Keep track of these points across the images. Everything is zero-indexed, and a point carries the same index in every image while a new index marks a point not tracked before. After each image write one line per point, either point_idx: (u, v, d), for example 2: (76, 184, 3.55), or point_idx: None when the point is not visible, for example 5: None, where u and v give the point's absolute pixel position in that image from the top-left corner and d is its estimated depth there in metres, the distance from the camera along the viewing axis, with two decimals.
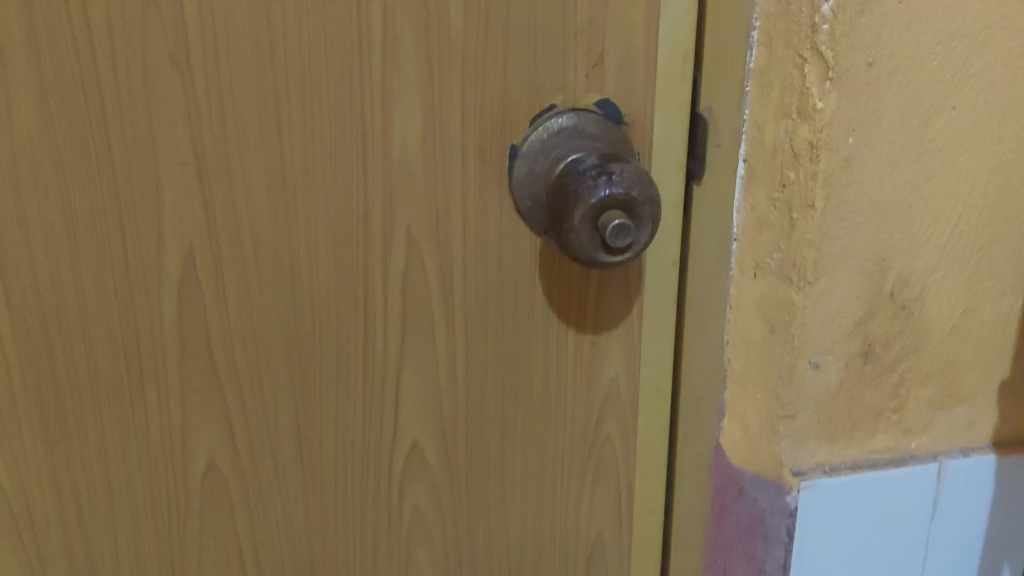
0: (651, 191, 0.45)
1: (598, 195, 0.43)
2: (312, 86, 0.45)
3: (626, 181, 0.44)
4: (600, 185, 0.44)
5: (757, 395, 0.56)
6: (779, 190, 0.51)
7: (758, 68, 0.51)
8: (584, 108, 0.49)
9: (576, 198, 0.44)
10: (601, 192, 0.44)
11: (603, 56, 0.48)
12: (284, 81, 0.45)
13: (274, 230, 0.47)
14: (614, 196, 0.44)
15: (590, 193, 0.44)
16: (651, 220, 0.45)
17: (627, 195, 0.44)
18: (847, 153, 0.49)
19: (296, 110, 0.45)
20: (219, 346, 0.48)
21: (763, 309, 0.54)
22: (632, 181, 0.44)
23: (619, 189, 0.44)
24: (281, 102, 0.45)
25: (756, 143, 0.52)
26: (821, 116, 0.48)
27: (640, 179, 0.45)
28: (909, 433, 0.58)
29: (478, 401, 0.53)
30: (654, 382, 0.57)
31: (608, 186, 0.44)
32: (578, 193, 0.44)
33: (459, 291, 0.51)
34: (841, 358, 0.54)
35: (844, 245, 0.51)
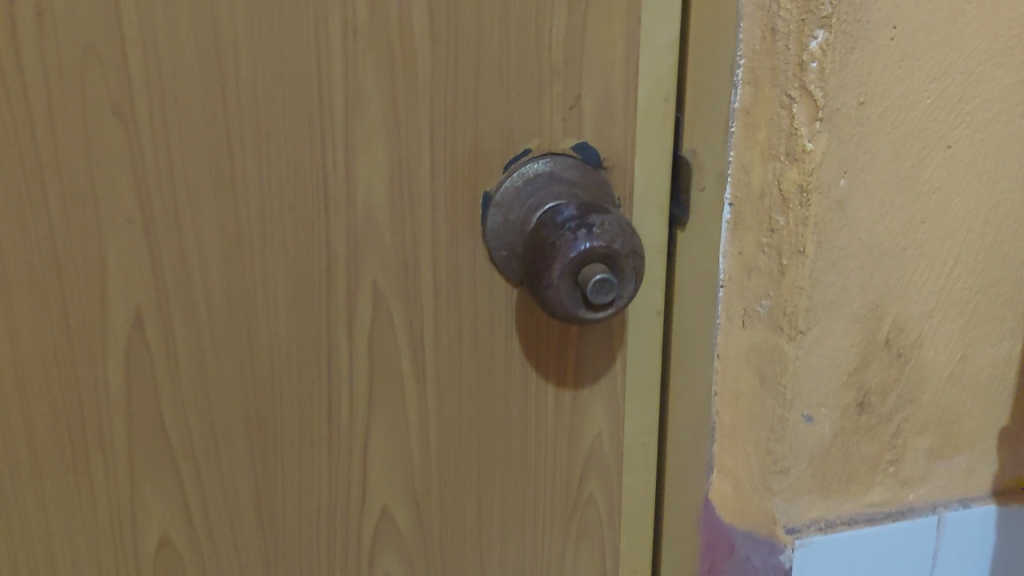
0: (633, 242, 0.42)
1: (578, 249, 0.40)
2: (268, 133, 0.42)
3: (607, 234, 0.41)
4: (580, 238, 0.41)
5: (749, 448, 0.53)
6: (768, 234, 0.49)
7: (743, 108, 0.49)
8: (561, 152, 0.46)
9: (554, 251, 0.41)
10: (581, 246, 0.41)
11: (579, 97, 0.46)
12: (237, 129, 0.41)
13: (230, 288, 0.44)
14: (594, 249, 0.41)
15: (568, 246, 0.41)
16: (635, 273, 0.42)
17: (609, 248, 0.41)
18: (839, 197, 0.46)
19: (251, 160, 0.42)
20: (170, 413, 0.45)
21: (753, 358, 0.51)
22: (613, 233, 0.41)
23: (600, 243, 0.41)
24: (235, 151, 0.42)
25: (741, 185, 0.50)
26: (811, 158, 0.45)
27: (622, 230, 0.42)
28: (906, 484, 0.55)
29: (453, 463, 0.50)
30: (641, 439, 0.54)
31: (588, 238, 0.41)
32: (556, 246, 0.41)
33: (430, 348, 0.48)
34: (835, 409, 0.51)
35: (836, 292, 0.48)
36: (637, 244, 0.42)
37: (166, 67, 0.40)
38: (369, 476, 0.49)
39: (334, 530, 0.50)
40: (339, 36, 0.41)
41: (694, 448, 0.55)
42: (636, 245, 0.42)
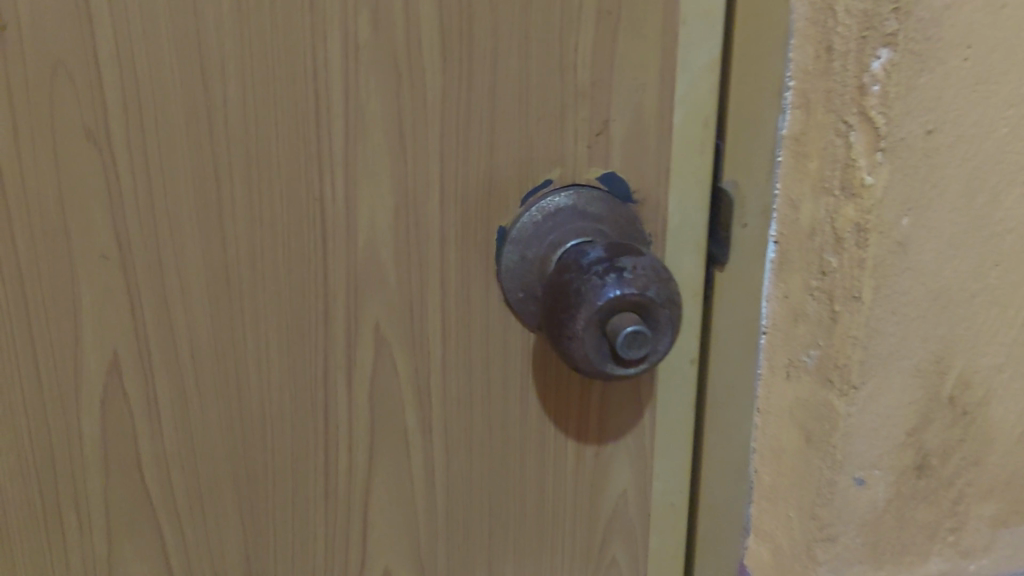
0: (670, 289, 0.37)
1: (606, 296, 0.35)
2: (260, 161, 0.37)
3: (639, 280, 0.36)
4: (609, 284, 0.35)
5: (791, 512, 0.48)
6: (817, 277, 0.43)
7: (792, 135, 0.43)
8: (586, 183, 0.42)
9: (579, 298, 0.36)
10: (610, 293, 0.35)
11: (607, 123, 0.41)
12: (225, 158, 0.37)
13: (217, 334, 0.39)
14: (625, 297, 0.35)
15: (595, 293, 0.35)
16: (671, 324, 0.37)
17: (642, 296, 0.35)
18: (901, 237, 0.41)
19: (240, 192, 0.38)
20: (150, 468, 0.41)
21: (797, 413, 0.46)
22: (647, 279, 0.36)
23: (632, 289, 0.35)
24: (222, 181, 0.37)
25: (788, 221, 0.44)
26: (870, 193, 0.40)
27: (656, 276, 0.36)
28: (967, 554, 0.50)
29: (463, 524, 0.46)
30: (669, 499, 0.49)
31: (619, 284, 0.35)
32: (581, 293, 0.36)
33: (438, 398, 0.43)
34: (890, 472, 0.46)
35: (895, 343, 0.43)
36: (673, 292, 0.37)
37: (144, 87, 0.35)
38: (369, 537, 0.45)
39: None
40: (338, 54, 0.36)
41: (728, 507, 0.50)
42: (673, 293, 0.37)
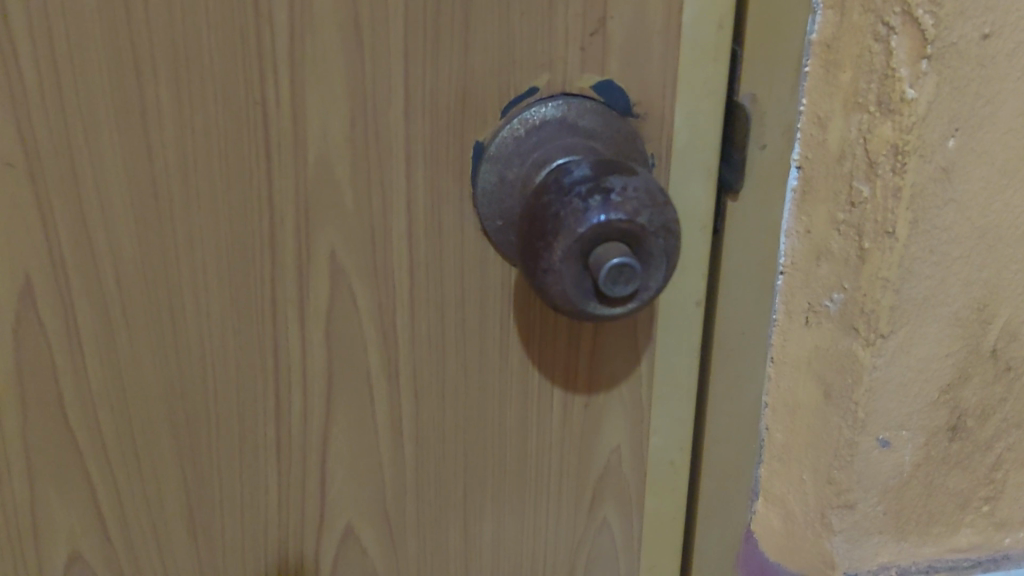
0: (666, 216, 0.31)
1: (588, 223, 0.30)
2: (189, 57, 0.32)
3: (629, 204, 0.30)
4: (592, 208, 0.30)
5: (804, 475, 0.43)
6: (845, 209, 0.38)
7: (823, 41, 0.37)
8: (579, 93, 0.36)
9: (557, 225, 0.30)
10: (593, 219, 0.30)
11: (605, 22, 0.35)
12: (146, 50, 0.31)
13: (146, 260, 0.34)
14: (612, 224, 0.30)
15: (577, 219, 0.30)
16: (666, 257, 0.31)
17: (631, 223, 0.30)
18: (945, 161, 0.35)
19: (167, 93, 0.32)
20: (75, 410, 0.36)
21: (816, 364, 0.41)
22: (639, 203, 0.30)
23: (619, 215, 0.30)
24: (146, 79, 0.32)
25: (814, 143, 0.39)
26: (912, 108, 0.34)
27: (650, 200, 0.31)
28: (1001, 527, 0.45)
29: (435, 480, 0.41)
30: (667, 456, 0.43)
31: (604, 209, 0.30)
32: (561, 218, 0.30)
33: (404, 340, 0.38)
34: (919, 434, 0.41)
35: (932, 287, 0.37)
36: (671, 219, 0.32)
37: None
38: (327, 491, 0.40)
39: (287, 552, 0.41)
40: None
41: (736, 467, 0.45)
42: (670, 221, 0.31)
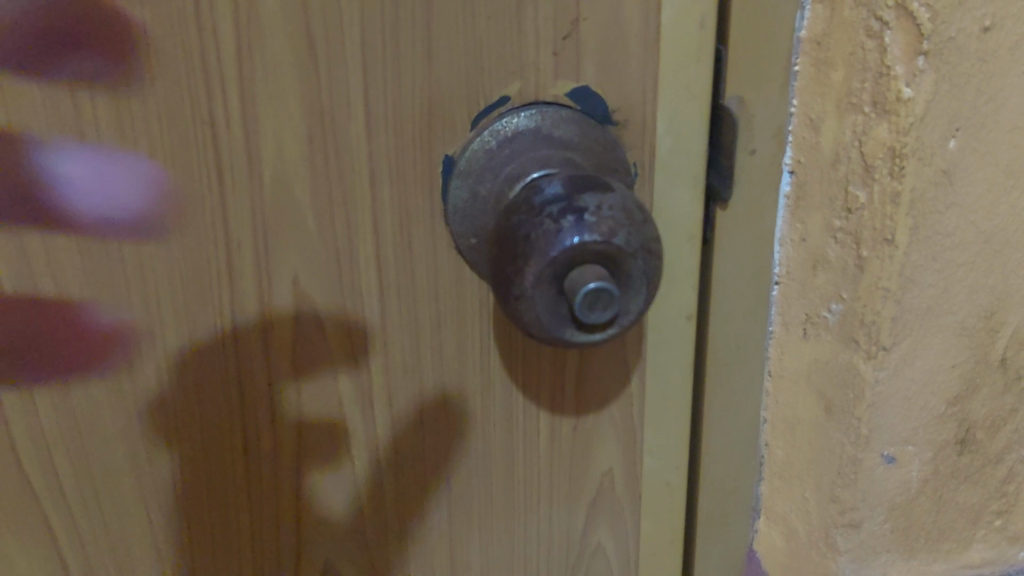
0: (646, 234, 0.29)
1: (561, 246, 0.28)
2: (127, 76, 0.29)
3: (604, 223, 0.28)
4: (565, 230, 0.28)
5: (807, 493, 0.41)
6: (841, 216, 0.35)
7: (812, 37, 0.35)
8: (554, 101, 0.34)
9: (527, 248, 0.28)
10: (567, 242, 0.28)
11: (578, 25, 0.33)
12: (81, 73, 0.29)
13: (96, 291, 0.32)
14: (586, 246, 0.28)
15: (548, 242, 0.28)
16: (646, 277, 0.29)
17: (607, 244, 0.28)
18: (946, 163, 0.33)
19: (107, 117, 0.30)
20: (31, 450, 0.35)
21: (816, 378, 0.39)
22: (616, 222, 0.29)
23: (594, 237, 0.28)
24: (82, 102, 0.30)
25: (807, 146, 0.36)
26: (908, 108, 0.32)
27: (626, 217, 0.29)
28: (1015, 540, 0.43)
29: (418, 515, 0.39)
30: (663, 478, 0.41)
31: (578, 230, 0.28)
32: (531, 240, 0.29)
33: (378, 369, 0.36)
34: (926, 449, 0.39)
35: (935, 296, 0.35)
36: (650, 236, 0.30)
37: None
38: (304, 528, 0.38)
39: None
40: None
41: (735, 483, 0.43)
42: (649, 238, 0.29)
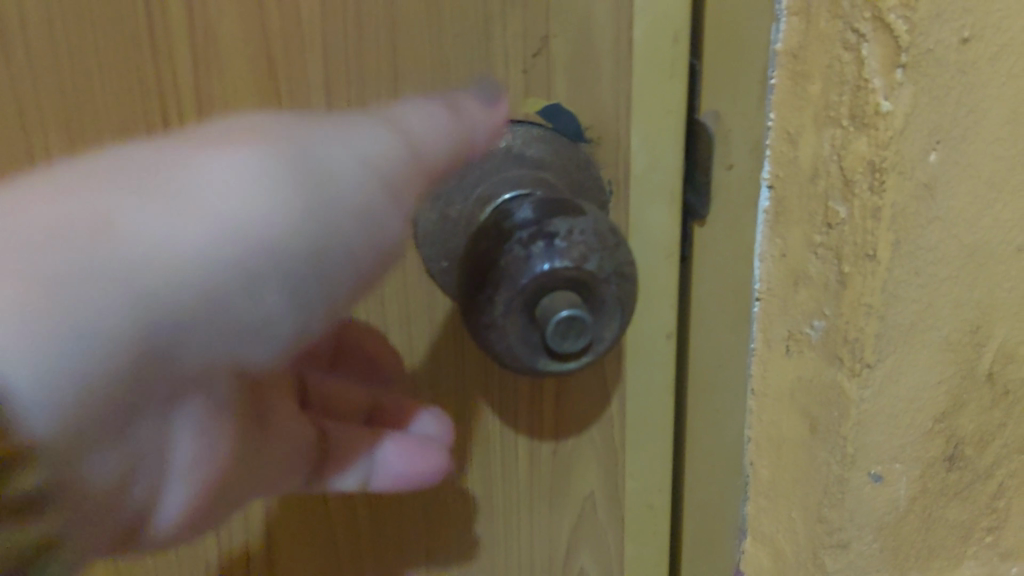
0: (618, 257, 0.29)
1: (533, 273, 0.28)
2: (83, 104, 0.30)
3: (576, 249, 0.28)
4: (537, 256, 0.28)
5: (793, 513, 0.40)
6: (822, 230, 0.35)
7: (788, 50, 0.34)
8: (524, 119, 0.33)
9: (497, 274, 0.28)
10: (539, 269, 0.28)
11: (547, 40, 0.32)
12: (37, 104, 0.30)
13: None
14: (558, 273, 0.28)
15: (519, 268, 0.28)
16: (619, 302, 0.30)
17: (580, 271, 0.28)
18: (927, 177, 0.32)
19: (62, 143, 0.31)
20: None
21: (800, 396, 0.38)
22: (588, 247, 0.29)
23: (567, 263, 0.28)
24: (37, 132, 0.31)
25: (785, 160, 0.35)
26: (887, 122, 0.31)
27: (599, 242, 0.29)
28: (1007, 557, 0.42)
29: (392, 533, 0.39)
30: (646, 500, 0.40)
31: (549, 256, 0.28)
32: (503, 266, 0.28)
33: None
34: (914, 466, 0.38)
35: (920, 311, 0.34)
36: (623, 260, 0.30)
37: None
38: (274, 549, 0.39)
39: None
40: None
41: (719, 503, 0.42)
42: (622, 262, 0.29)
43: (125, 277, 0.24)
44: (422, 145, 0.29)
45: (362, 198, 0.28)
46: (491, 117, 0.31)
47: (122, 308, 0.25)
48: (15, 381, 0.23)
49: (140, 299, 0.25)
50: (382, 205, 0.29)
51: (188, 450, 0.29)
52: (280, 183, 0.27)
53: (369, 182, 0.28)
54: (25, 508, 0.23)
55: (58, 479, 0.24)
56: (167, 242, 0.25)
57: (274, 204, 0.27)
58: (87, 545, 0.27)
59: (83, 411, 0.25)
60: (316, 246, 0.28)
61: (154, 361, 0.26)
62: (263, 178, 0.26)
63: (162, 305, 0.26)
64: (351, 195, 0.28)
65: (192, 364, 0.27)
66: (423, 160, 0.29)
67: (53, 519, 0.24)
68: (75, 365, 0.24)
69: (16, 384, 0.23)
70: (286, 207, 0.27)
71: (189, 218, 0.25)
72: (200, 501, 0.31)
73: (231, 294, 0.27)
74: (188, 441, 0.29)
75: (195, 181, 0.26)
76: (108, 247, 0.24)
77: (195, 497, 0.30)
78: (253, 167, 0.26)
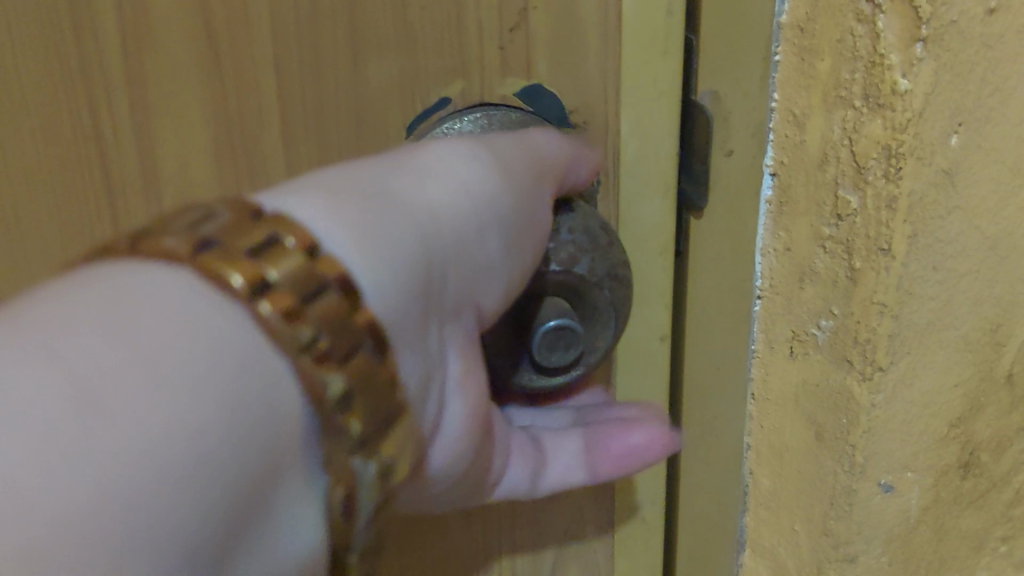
0: (613, 259, 0.30)
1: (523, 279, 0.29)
2: (86, 104, 0.33)
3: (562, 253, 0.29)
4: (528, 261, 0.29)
5: (796, 525, 0.37)
6: (830, 223, 0.31)
7: (794, 21, 0.31)
8: (503, 103, 0.31)
9: None
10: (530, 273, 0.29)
11: (527, 14, 0.29)
12: (57, 114, 0.34)
13: None
14: (547, 278, 0.29)
15: None
16: (611, 306, 0.30)
17: (569, 275, 0.29)
18: (947, 162, 0.29)
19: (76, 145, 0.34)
20: None
21: (805, 402, 0.35)
22: (579, 248, 0.29)
23: (558, 267, 0.29)
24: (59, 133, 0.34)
25: (790, 146, 0.32)
26: (905, 102, 0.28)
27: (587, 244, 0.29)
28: (1021, 566, 0.40)
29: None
30: (638, 515, 0.37)
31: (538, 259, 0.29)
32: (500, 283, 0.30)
33: None
34: (927, 475, 0.35)
35: (937, 309, 0.31)
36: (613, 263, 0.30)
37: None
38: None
39: None
40: None
41: (718, 517, 0.39)
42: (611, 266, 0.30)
43: (416, 225, 0.22)
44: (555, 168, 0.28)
45: (527, 209, 0.27)
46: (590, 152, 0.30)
47: (419, 287, 0.22)
48: (360, 274, 0.20)
49: (428, 281, 0.23)
50: (537, 220, 0.27)
51: (457, 370, 0.25)
52: (493, 180, 0.25)
53: (535, 205, 0.27)
54: (362, 400, 0.20)
55: (388, 390, 0.20)
56: (439, 202, 0.23)
57: (520, 193, 0.26)
58: (392, 505, 0.22)
59: (408, 355, 0.22)
60: (502, 249, 0.26)
61: (436, 323, 0.23)
62: (487, 155, 0.26)
63: (440, 279, 0.23)
64: (524, 200, 0.26)
65: (454, 350, 0.25)
66: (550, 172, 0.28)
67: (380, 465, 0.20)
68: (393, 296, 0.21)
69: (370, 293, 0.21)
70: (521, 199, 0.26)
71: (437, 204, 0.23)
72: (463, 474, 0.27)
73: (468, 285, 0.25)
74: (456, 379, 0.25)
75: (451, 163, 0.25)
76: (395, 208, 0.22)
77: (458, 466, 0.26)
78: (485, 160, 0.25)
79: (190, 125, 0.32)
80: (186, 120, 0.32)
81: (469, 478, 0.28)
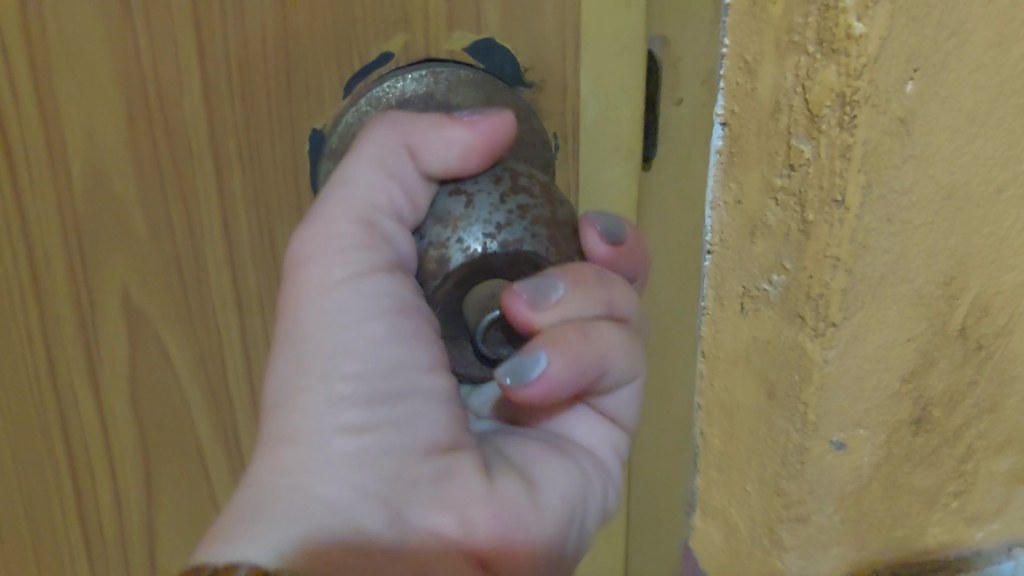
0: (524, 209, 0.28)
1: (448, 266, 0.28)
2: None
3: (433, 262, 0.29)
4: (453, 243, 0.28)
5: (747, 485, 0.37)
6: (783, 173, 0.30)
7: None
8: (449, 58, 0.30)
9: (428, 269, 0.29)
10: (455, 257, 0.28)
11: None
12: None
13: None
14: (475, 255, 0.28)
15: (441, 256, 0.29)
16: (517, 211, 0.28)
17: (484, 245, 0.28)
18: (903, 111, 0.28)
19: None
20: None
21: (755, 359, 0.34)
22: (491, 215, 0.28)
23: (477, 241, 0.28)
24: None
25: (741, 93, 0.31)
26: (860, 47, 0.26)
27: (452, 216, 0.29)
28: (973, 522, 0.39)
29: None
30: None
31: (465, 237, 0.28)
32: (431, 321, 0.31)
33: None
34: (879, 431, 0.34)
35: (891, 263, 0.31)
36: (482, 183, 0.29)
37: None
38: (157, 513, 0.37)
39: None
40: None
41: None
42: (491, 194, 0.29)
43: (275, 497, 0.27)
44: (373, 210, 0.29)
45: (376, 328, 0.29)
46: (439, 124, 0.29)
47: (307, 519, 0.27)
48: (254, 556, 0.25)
49: (318, 513, 0.27)
50: (405, 293, 0.30)
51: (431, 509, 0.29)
52: (323, 361, 0.29)
53: (374, 307, 0.29)
54: None
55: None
56: (291, 457, 0.28)
57: (352, 326, 0.29)
58: None
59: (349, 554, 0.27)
60: (385, 382, 0.29)
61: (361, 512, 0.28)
62: (296, 336, 0.29)
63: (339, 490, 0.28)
64: (370, 301, 0.29)
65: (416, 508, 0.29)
66: (365, 206, 0.29)
67: None
68: (282, 545, 0.26)
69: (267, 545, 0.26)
70: (352, 326, 0.29)
71: (286, 455, 0.28)
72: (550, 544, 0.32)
73: (370, 449, 0.29)
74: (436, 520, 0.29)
75: (276, 391, 0.29)
76: (256, 488, 0.28)
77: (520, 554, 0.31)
78: (305, 351, 0.29)
79: (97, 81, 0.28)
80: (92, 75, 0.28)
81: (589, 517, 0.34)
